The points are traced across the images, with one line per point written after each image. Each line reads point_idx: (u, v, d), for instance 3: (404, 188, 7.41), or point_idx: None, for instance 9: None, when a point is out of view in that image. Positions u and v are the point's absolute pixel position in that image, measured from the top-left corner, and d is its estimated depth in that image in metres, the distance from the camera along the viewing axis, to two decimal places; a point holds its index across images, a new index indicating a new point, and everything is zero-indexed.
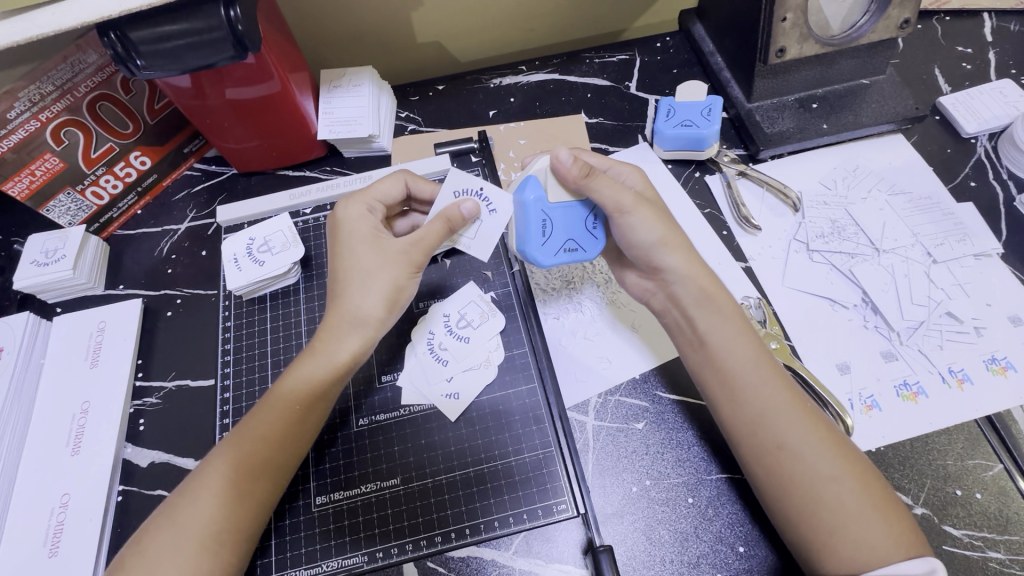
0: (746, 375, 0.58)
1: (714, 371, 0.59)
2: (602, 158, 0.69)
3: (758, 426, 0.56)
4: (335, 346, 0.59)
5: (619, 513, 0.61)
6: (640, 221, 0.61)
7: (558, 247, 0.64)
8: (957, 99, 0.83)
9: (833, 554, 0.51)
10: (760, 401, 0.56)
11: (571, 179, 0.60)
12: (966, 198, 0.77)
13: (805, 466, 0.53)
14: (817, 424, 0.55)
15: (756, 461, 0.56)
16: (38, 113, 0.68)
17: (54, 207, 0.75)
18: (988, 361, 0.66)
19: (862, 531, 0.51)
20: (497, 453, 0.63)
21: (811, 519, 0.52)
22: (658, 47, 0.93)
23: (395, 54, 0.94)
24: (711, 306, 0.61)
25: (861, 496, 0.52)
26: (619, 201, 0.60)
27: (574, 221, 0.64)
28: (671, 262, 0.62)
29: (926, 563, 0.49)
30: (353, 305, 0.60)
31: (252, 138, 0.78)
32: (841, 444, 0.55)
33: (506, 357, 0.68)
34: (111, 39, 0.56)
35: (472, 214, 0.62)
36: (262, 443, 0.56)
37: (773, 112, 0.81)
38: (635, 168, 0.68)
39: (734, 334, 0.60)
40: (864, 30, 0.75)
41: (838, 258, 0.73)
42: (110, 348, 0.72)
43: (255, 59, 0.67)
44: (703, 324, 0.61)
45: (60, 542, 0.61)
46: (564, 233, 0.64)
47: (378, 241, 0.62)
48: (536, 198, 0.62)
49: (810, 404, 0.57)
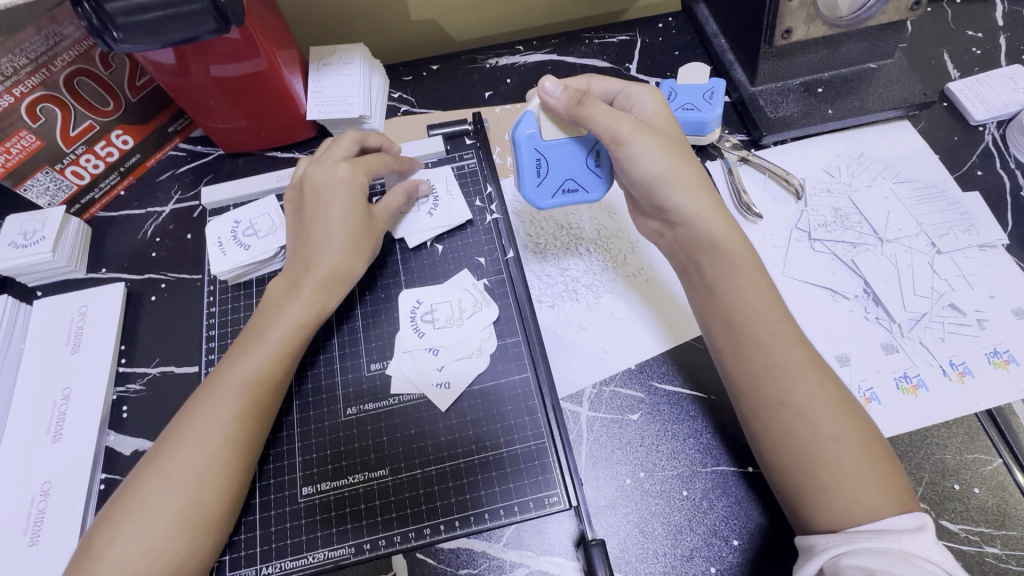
0: (756, 327, 0.56)
1: (722, 323, 0.58)
2: (612, 83, 0.66)
3: (762, 381, 0.55)
4: (289, 309, 0.61)
5: (612, 505, 0.60)
6: (641, 151, 0.59)
7: (554, 188, 0.64)
8: (966, 85, 0.81)
9: (822, 509, 0.50)
10: (768, 356, 0.55)
11: (563, 111, 0.58)
12: (972, 187, 0.75)
13: (805, 425, 0.52)
14: (825, 382, 0.54)
15: (757, 417, 0.55)
16: (12, 88, 0.65)
17: (32, 186, 0.72)
18: (990, 354, 0.65)
19: (857, 490, 0.50)
20: (489, 444, 0.62)
21: (805, 477, 0.51)
22: (660, 28, 0.91)
23: (388, 33, 0.91)
24: (719, 254, 0.59)
25: (860, 456, 0.51)
26: (616, 129, 0.58)
27: (569, 159, 0.62)
28: (676, 201, 0.60)
29: (918, 518, 0.48)
30: (330, 263, 0.63)
31: (239, 118, 0.76)
32: (848, 404, 0.53)
33: (499, 346, 0.66)
34: (84, 9, 0.54)
35: (426, 190, 0.73)
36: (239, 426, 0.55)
37: (777, 97, 0.79)
38: (649, 89, 0.65)
39: (749, 285, 0.58)
40: (873, 11, 0.72)
41: (840, 247, 0.71)
42: (92, 333, 0.70)
43: (240, 34, 0.64)
44: (712, 273, 0.60)
45: (40, 531, 0.60)
46: (561, 173, 0.63)
47: (354, 202, 0.65)
48: (530, 134, 0.61)
49: (821, 361, 0.56)
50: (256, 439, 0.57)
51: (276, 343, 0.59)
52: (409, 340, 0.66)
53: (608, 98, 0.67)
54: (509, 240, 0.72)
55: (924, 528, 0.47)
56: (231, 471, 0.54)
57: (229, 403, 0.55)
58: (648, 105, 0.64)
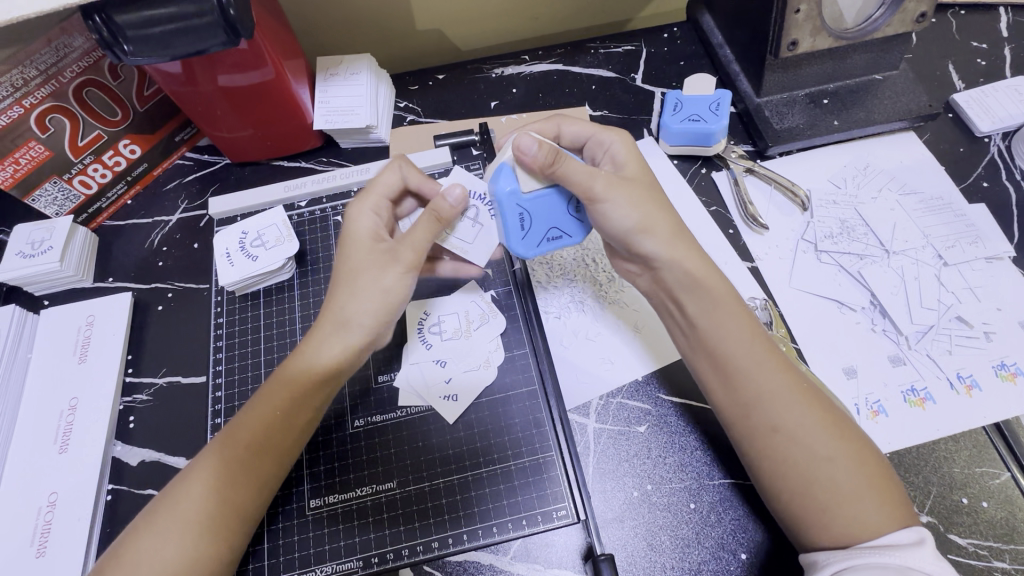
0: (741, 358, 0.56)
1: (706, 355, 0.58)
2: (584, 126, 0.64)
3: (752, 409, 0.54)
4: (317, 350, 0.58)
5: (620, 518, 0.60)
6: (614, 207, 0.58)
7: (539, 238, 0.62)
8: (971, 96, 0.81)
9: (824, 529, 0.50)
10: (756, 384, 0.55)
11: (538, 169, 0.56)
12: (978, 199, 0.75)
13: (799, 450, 0.52)
14: (815, 405, 0.54)
15: (749, 444, 0.55)
16: (21, 99, 0.65)
17: (40, 196, 0.72)
18: (997, 367, 0.65)
19: (855, 509, 0.50)
20: (497, 456, 0.62)
21: (803, 498, 0.51)
22: (665, 38, 0.91)
23: (394, 42, 0.91)
24: (699, 291, 0.59)
25: (857, 474, 0.51)
26: (590, 185, 0.57)
27: (551, 211, 0.60)
28: (652, 249, 0.60)
29: (916, 532, 0.49)
30: (339, 310, 0.58)
31: (246, 128, 0.76)
32: (840, 425, 0.53)
33: (507, 358, 0.67)
34: (95, 23, 0.53)
35: (460, 202, 0.59)
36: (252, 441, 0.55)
37: (783, 108, 0.79)
38: (620, 134, 0.63)
39: (729, 318, 0.58)
40: (879, 23, 0.72)
41: (847, 259, 0.71)
42: (99, 343, 0.70)
43: (248, 45, 0.65)
44: (693, 309, 0.59)
45: (47, 542, 0.60)
46: (545, 224, 0.61)
47: (375, 244, 0.60)
48: (510, 190, 0.58)
49: (808, 383, 0.55)
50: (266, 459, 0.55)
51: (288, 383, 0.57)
52: (416, 351, 0.66)
53: (579, 142, 0.65)
54: (516, 251, 0.72)
55: (924, 541, 0.48)
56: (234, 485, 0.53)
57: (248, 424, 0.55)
58: (620, 152, 0.62)
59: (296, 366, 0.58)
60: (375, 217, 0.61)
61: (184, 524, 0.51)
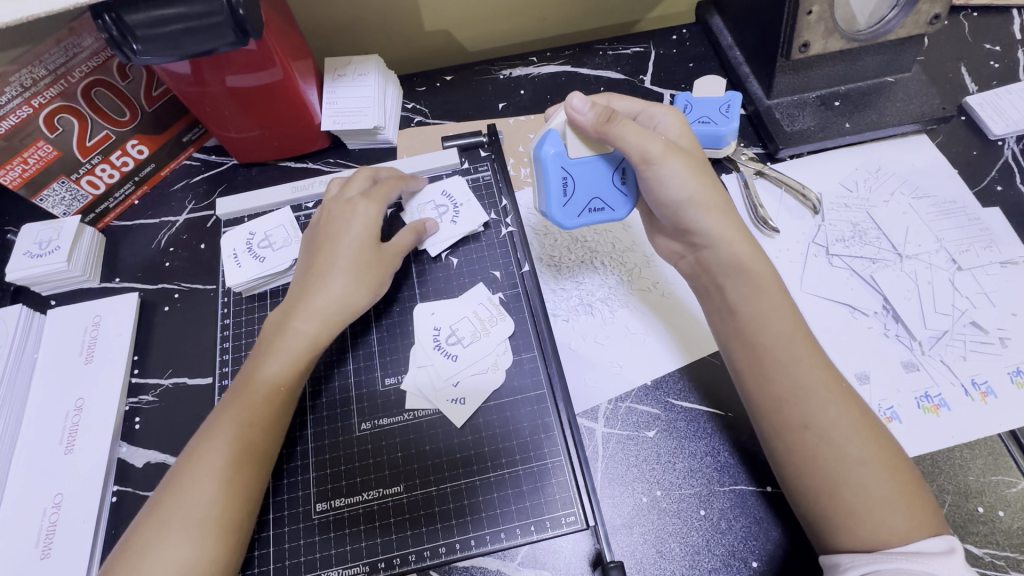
0: (778, 348, 0.56)
1: (744, 345, 0.58)
2: (634, 103, 0.66)
3: (787, 403, 0.54)
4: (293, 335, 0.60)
5: (629, 524, 0.59)
6: (670, 172, 0.58)
7: (581, 207, 0.62)
8: (985, 99, 0.80)
9: (848, 533, 0.49)
10: (792, 379, 0.54)
11: (591, 129, 0.57)
12: (992, 202, 0.74)
13: (831, 449, 0.51)
14: (849, 403, 0.53)
15: (779, 439, 0.54)
16: (30, 98, 0.65)
17: (48, 196, 0.72)
18: (1013, 373, 0.64)
19: (883, 514, 0.49)
20: (504, 461, 0.61)
21: (829, 499, 0.51)
22: (674, 40, 0.90)
23: (401, 43, 0.91)
24: (741, 275, 0.59)
25: (886, 479, 0.50)
26: (646, 148, 0.57)
27: (596, 178, 0.61)
28: (704, 225, 0.60)
29: (946, 541, 0.48)
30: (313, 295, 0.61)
31: (253, 128, 0.75)
32: (873, 427, 0.53)
33: (515, 361, 0.66)
34: (105, 22, 0.53)
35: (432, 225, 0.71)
36: (257, 424, 0.56)
37: (794, 110, 0.78)
38: (673, 111, 0.64)
39: (771, 307, 0.58)
40: (892, 25, 0.71)
41: (859, 263, 0.70)
42: (106, 344, 0.70)
43: (257, 45, 0.64)
44: (735, 296, 0.59)
45: (52, 544, 0.59)
46: (588, 191, 0.62)
47: (366, 236, 0.64)
48: (556, 153, 0.59)
49: (845, 384, 0.55)
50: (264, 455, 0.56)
51: (278, 368, 0.59)
52: (426, 355, 0.66)
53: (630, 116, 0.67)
54: (525, 254, 0.71)
55: (954, 550, 0.47)
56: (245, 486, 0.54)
57: (241, 417, 0.56)
58: (672, 126, 0.64)
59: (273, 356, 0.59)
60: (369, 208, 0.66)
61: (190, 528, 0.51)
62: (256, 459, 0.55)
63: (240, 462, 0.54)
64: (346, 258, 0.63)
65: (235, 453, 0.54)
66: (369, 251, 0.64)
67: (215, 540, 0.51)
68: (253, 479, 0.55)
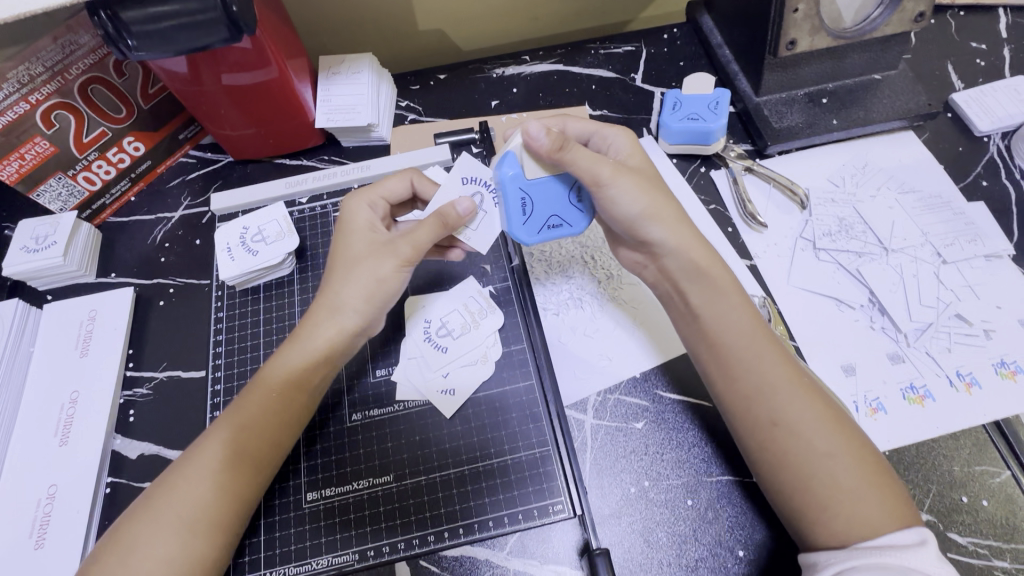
0: (739, 348, 0.57)
1: (709, 347, 0.59)
2: (586, 123, 0.65)
3: (755, 401, 0.55)
4: (309, 337, 0.58)
5: (616, 514, 0.59)
6: (621, 193, 0.58)
7: (540, 224, 0.62)
8: (971, 96, 0.81)
9: (824, 526, 0.50)
10: (756, 377, 0.55)
11: (545, 154, 0.56)
12: (978, 197, 0.75)
13: (799, 442, 0.52)
14: (814, 397, 0.54)
15: (751, 438, 0.55)
16: (27, 95, 0.66)
17: (44, 192, 0.73)
18: (997, 365, 0.64)
19: (854, 504, 0.50)
20: (493, 452, 0.62)
21: (803, 494, 0.51)
22: (665, 39, 0.91)
23: (395, 43, 0.92)
24: (702, 279, 0.60)
25: (855, 468, 0.51)
26: (596, 171, 0.57)
27: (553, 197, 0.61)
28: (659, 235, 0.60)
29: (918, 533, 0.48)
30: (334, 294, 0.59)
31: (248, 125, 0.76)
32: (839, 418, 0.53)
33: (504, 353, 0.67)
34: (101, 19, 0.54)
35: (469, 211, 0.60)
36: (255, 430, 0.55)
37: (782, 107, 0.79)
38: (623, 130, 0.64)
39: (733, 308, 0.59)
40: (877, 23, 0.73)
41: (845, 257, 0.71)
42: (101, 338, 0.71)
43: (252, 44, 0.66)
44: (695, 298, 0.60)
45: (46, 534, 0.60)
46: (547, 209, 0.61)
47: (373, 233, 0.61)
48: (513, 174, 0.59)
49: (808, 376, 0.56)
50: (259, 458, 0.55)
51: (275, 375, 0.57)
52: (419, 347, 0.66)
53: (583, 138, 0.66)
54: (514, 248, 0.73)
55: (926, 542, 0.47)
56: (238, 489, 0.53)
57: (243, 421, 0.55)
58: (623, 146, 0.64)
59: (279, 359, 0.58)
60: (371, 210, 0.63)
61: (177, 528, 0.51)
62: (251, 462, 0.55)
63: (234, 468, 0.54)
64: (353, 256, 0.60)
65: (229, 458, 0.54)
66: (381, 244, 0.60)
67: (202, 544, 0.51)
68: (246, 486, 0.54)
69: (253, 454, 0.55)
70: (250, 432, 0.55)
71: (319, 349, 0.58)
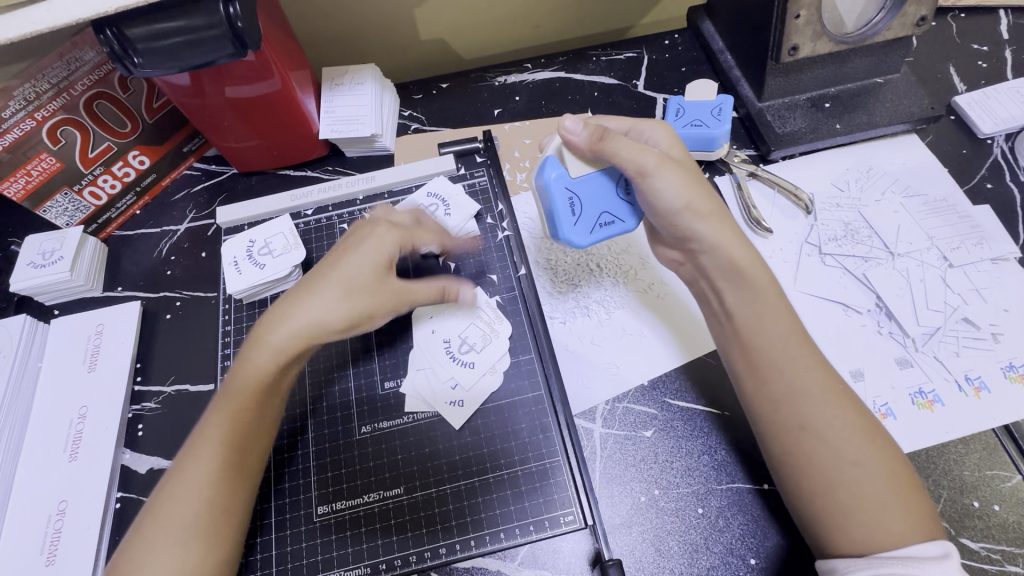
0: (775, 351, 0.56)
1: (742, 348, 0.58)
2: (623, 121, 0.66)
3: (783, 405, 0.54)
4: (275, 349, 0.56)
5: (627, 524, 0.59)
6: (666, 183, 0.58)
7: (591, 224, 0.63)
8: (973, 98, 0.81)
9: (843, 535, 0.50)
10: (788, 382, 0.55)
11: (586, 148, 0.60)
12: (983, 200, 0.75)
13: (827, 450, 0.52)
14: (846, 405, 0.54)
15: (775, 441, 0.55)
16: (33, 112, 0.67)
17: (51, 208, 0.73)
18: (1006, 368, 0.64)
19: (877, 516, 0.50)
20: (503, 462, 0.62)
21: (825, 502, 0.51)
22: (666, 45, 0.91)
23: (398, 53, 0.92)
24: (739, 280, 0.59)
25: (881, 480, 0.51)
26: (641, 162, 0.57)
27: (599, 192, 0.62)
28: (700, 231, 0.59)
29: (941, 547, 0.48)
30: (305, 313, 0.57)
31: (252, 137, 0.77)
32: (870, 429, 0.53)
33: (513, 363, 0.67)
34: (107, 36, 0.54)
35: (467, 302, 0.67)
36: (246, 432, 0.55)
37: (785, 112, 0.79)
38: (661, 125, 0.65)
39: (770, 312, 0.58)
40: (879, 28, 0.73)
41: (851, 262, 0.71)
42: (109, 352, 0.71)
43: (255, 57, 0.66)
44: (732, 300, 0.60)
45: (57, 550, 0.60)
46: (596, 208, 0.63)
47: (381, 269, 0.60)
48: (558, 176, 0.61)
49: (842, 385, 0.55)
50: (246, 476, 0.56)
51: (244, 390, 0.56)
52: (435, 354, 0.67)
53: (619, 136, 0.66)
54: (521, 257, 0.72)
55: (949, 555, 0.47)
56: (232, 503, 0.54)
57: (225, 436, 0.54)
58: (661, 140, 0.63)
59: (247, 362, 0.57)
60: (395, 245, 0.62)
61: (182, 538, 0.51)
62: (240, 476, 0.55)
63: (229, 483, 0.54)
64: (344, 276, 0.58)
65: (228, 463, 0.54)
66: (379, 281, 0.59)
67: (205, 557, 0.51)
68: (239, 498, 0.55)
69: (241, 468, 0.55)
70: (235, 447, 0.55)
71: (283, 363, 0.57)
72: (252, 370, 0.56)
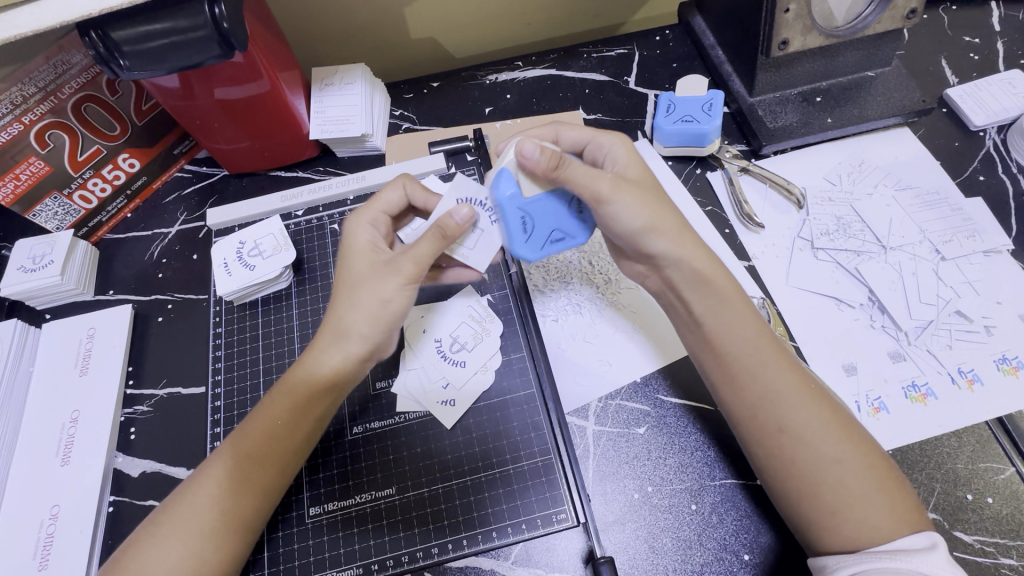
0: (745, 355, 0.56)
1: (714, 356, 0.58)
2: (581, 132, 0.64)
3: (760, 409, 0.54)
4: (315, 363, 0.57)
5: (621, 521, 0.59)
6: (623, 208, 0.57)
7: (543, 240, 0.60)
8: (965, 91, 0.81)
9: (835, 534, 0.50)
10: (762, 385, 0.55)
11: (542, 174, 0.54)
12: (975, 193, 0.75)
13: (808, 450, 0.52)
14: (821, 403, 0.54)
15: (757, 444, 0.55)
16: (21, 116, 0.67)
17: (41, 212, 0.73)
18: (998, 360, 0.64)
19: (864, 511, 0.49)
20: (496, 461, 0.62)
21: (812, 501, 0.51)
22: (657, 41, 0.91)
23: (388, 52, 0.92)
24: (707, 290, 0.58)
25: (864, 475, 0.51)
26: (597, 188, 0.55)
27: (554, 213, 0.59)
28: (661, 248, 0.59)
29: (927, 537, 0.48)
30: (338, 319, 0.57)
31: (243, 139, 0.76)
32: (847, 424, 0.53)
33: (504, 362, 0.67)
34: (92, 38, 0.54)
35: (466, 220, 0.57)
36: (264, 447, 0.55)
37: (776, 106, 0.79)
38: (618, 136, 0.63)
39: (736, 316, 0.58)
40: (869, 21, 0.72)
41: (844, 256, 0.71)
42: (100, 355, 0.71)
43: (243, 58, 0.66)
44: (698, 306, 0.59)
45: (50, 555, 0.60)
46: (549, 226, 0.60)
47: (374, 256, 0.59)
48: (511, 194, 0.57)
49: (815, 384, 0.55)
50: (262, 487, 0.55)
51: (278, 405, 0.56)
52: (426, 352, 0.67)
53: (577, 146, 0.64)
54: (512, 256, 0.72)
55: (936, 546, 0.47)
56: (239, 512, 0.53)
57: (243, 448, 0.55)
58: (619, 154, 0.62)
59: (279, 390, 0.57)
60: (372, 230, 0.62)
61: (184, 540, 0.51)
62: (255, 486, 0.54)
63: (238, 490, 0.54)
64: (357, 276, 0.58)
65: (237, 465, 0.54)
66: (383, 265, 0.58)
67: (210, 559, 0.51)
68: (246, 507, 0.54)
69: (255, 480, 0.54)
70: (249, 456, 0.55)
71: (318, 378, 0.57)
72: (285, 390, 0.57)
